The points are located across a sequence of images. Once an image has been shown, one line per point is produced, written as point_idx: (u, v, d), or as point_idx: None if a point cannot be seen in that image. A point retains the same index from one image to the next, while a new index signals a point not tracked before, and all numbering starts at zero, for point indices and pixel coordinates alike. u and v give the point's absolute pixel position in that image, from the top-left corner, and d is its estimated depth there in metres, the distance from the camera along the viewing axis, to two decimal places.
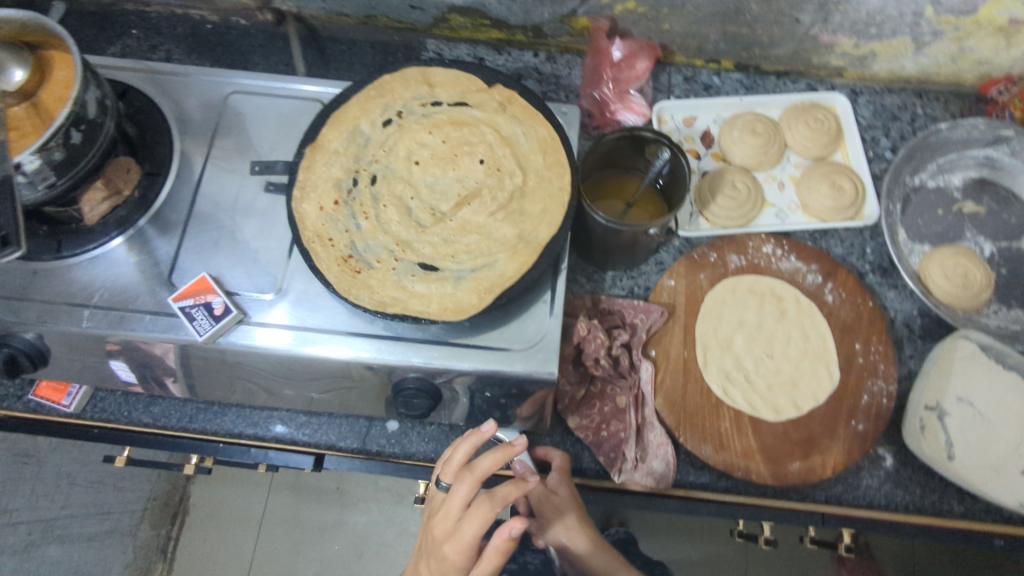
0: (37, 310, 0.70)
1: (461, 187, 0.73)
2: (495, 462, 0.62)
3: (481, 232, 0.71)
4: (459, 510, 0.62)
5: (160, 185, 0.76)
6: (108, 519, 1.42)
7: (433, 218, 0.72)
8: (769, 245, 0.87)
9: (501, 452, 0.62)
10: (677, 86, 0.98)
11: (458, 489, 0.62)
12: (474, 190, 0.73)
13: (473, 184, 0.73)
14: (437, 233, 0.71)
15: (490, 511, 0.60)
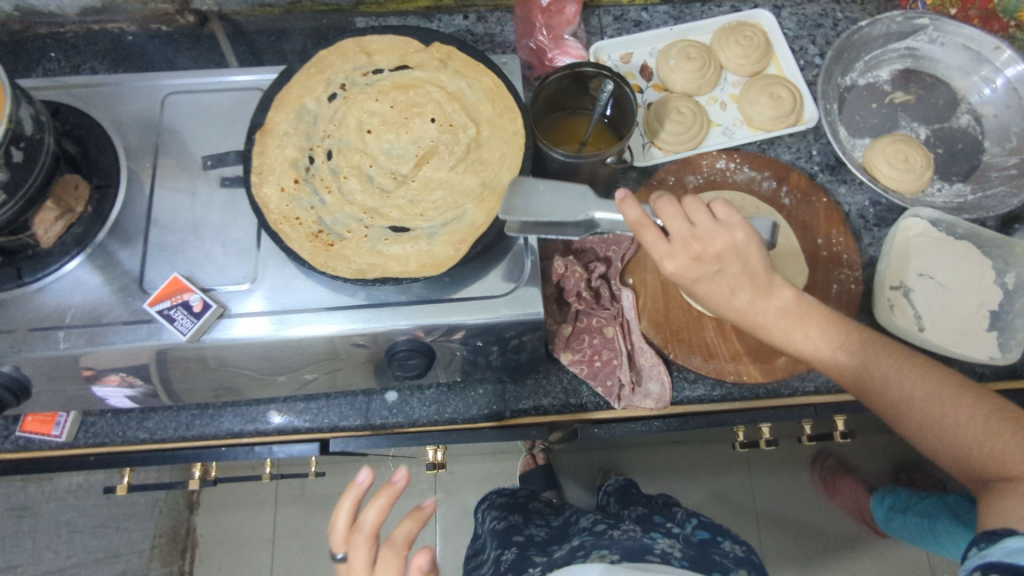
0: (10, 340, 0.69)
1: (418, 149, 0.73)
2: (382, 510, 0.61)
3: (446, 187, 0.72)
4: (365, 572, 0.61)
5: (113, 196, 0.74)
6: (117, 562, 1.39)
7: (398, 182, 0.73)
8: (722, 160, 0.91)
9: (386, 496, 0.62)
10: (608, 26, 1.00)
11: (355, 557, 0.61)
12: (431, 149, 0.73)
13: (428, 144, 0.74)
14: (403, 197, 0.72)
15: (398, 561, 0.60)
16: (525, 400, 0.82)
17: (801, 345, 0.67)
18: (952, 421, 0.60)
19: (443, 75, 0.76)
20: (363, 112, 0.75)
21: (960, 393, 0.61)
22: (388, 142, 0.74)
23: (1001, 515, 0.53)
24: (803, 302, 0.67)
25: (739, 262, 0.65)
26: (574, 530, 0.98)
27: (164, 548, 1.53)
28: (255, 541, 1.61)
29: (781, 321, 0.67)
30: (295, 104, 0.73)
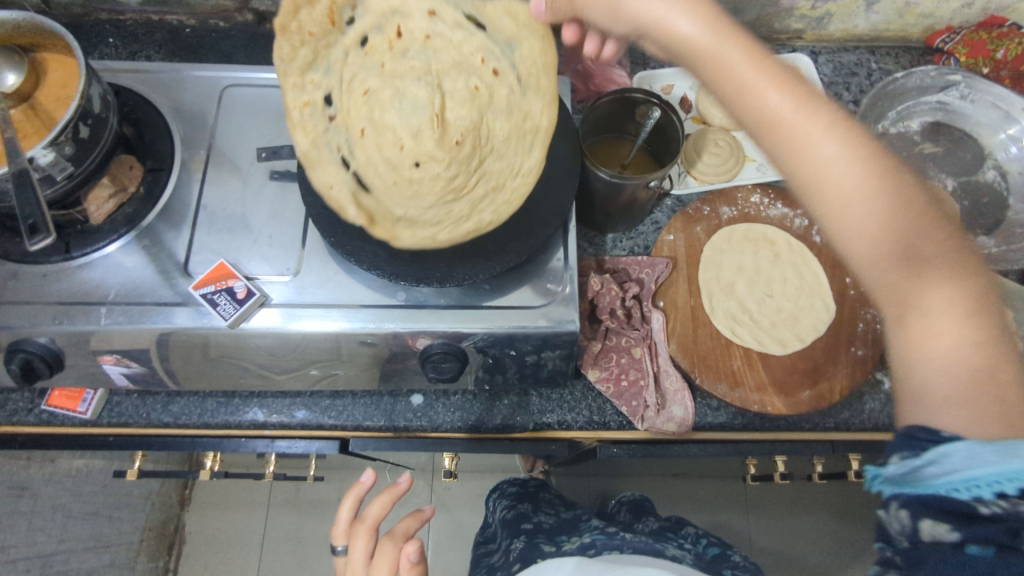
0: (52, 312, 0.69)
1: (456, 125, 0.70)
2: (383, 506, 0.70)
3: (495, 183, 0.71)
4: (363, 563, 0.67)
5: (165, 179, 0.76)
6: (107, 552, 1.37)
7: (438, 159, 0.70)
8: (757, 194, 0.92)
9: (387, 494, 0.71)
10: (651, 58, 1.04)
11: (356, 546, 0.68)
12: (479, 139, 0.72)
13: (474, 126, 0.71)
14: (447, 185, 0.70)
15: (395, 550, 0.66)
16: (549, 414, 0.82)
17: (840, 184, 0.51)
18: (943, 328, 0.48)
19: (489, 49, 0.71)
20: (388, 61, 0.70)
21: (974, 307, 0.47)
22: (417, 104, 0.69)
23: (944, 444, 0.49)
24: (833, 135, 0.52)
25: (779, 82, 0.54)
26: (584, 525, 0.98)
27: (153, 541, 1.51)
28: (246, 541, 1.59)
29: (792, 121, 0.53)
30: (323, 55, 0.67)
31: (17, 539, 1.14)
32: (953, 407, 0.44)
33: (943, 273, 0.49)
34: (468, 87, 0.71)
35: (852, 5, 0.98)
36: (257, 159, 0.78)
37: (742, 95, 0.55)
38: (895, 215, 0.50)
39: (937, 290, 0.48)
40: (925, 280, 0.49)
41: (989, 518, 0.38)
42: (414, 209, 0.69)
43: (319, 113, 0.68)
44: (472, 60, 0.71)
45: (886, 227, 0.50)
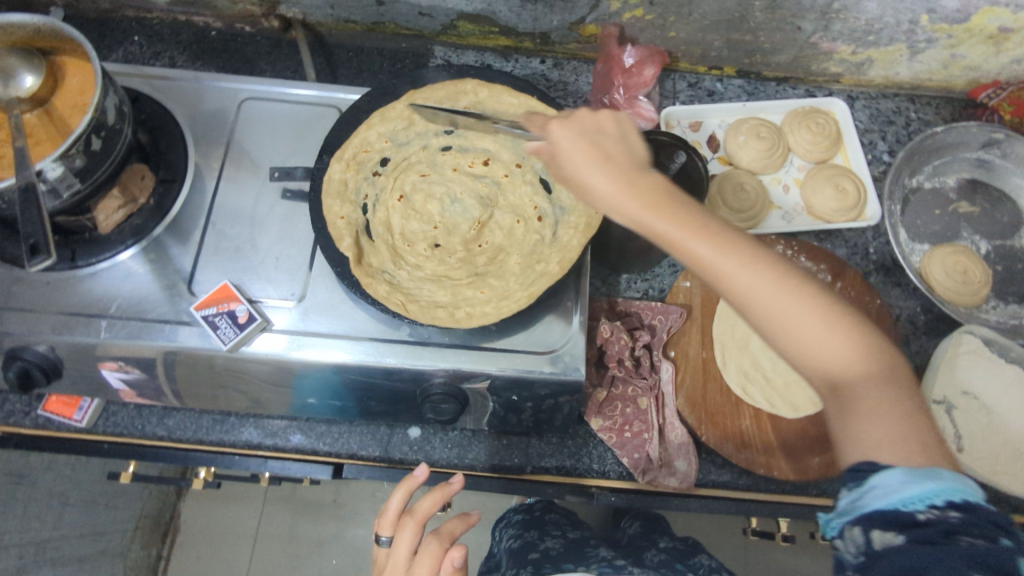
0: (53, 322, 0.69)
1: (485, 241, 0.74)
2: (436, 501, 0.63)
3: (488, 289, 0.69)
4: (405, 560, 0.60)
5: (176, 192, 0.75)
6: (101, 540, 1.35)
7: (451, 258, 0.73)
8: (780, 245, 0.89)
9: (439, 492, 0.63)
10: (682, 92, 1.01)
11: (401, 537, 0.61)
12: (498, 239, 0.74)
13: (498, 243, 0.74)
14: (447, 277, 0.71)
15: (439, 550, 0.60)
16: (547, 458, 0.81)
17: (677, 228, 0.51)
18: (809, 343, 0.49)
19: (546, 184, 0.75)
20: (460, 167, 0.77)
21: (785, 280, 0.49)
22: (467, 210, 0.75)
23: (859, 442, 0.47)
24: (686, 200, 0.53)
25: (603, 151, 0.56)
26: (592, 555, 0.92)
27: (147, 530, 1.49)
28: (237, 536, 1.56)
29: (586, 174, 0.55)
30: (400, 121, 0.75)
31: (11, 524, 1.12)
32: (877, 446, 0.46)
33: (817, 303, 0.49)
34: (512, 215, 0.75)
35: (896, 53, 0.95)
36: (270, 179, 0.76)
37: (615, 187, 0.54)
38: (743, 254, 0.50)
39: (816, 328, 0.49)
40: (790, 317, 0.49)
41: (923, 522, 0.41)
42: (404, 278, 0.71)
43: (369, 167, 0.75)
44: (524, 187, 0.76)
45: (747, 270, 0.50)
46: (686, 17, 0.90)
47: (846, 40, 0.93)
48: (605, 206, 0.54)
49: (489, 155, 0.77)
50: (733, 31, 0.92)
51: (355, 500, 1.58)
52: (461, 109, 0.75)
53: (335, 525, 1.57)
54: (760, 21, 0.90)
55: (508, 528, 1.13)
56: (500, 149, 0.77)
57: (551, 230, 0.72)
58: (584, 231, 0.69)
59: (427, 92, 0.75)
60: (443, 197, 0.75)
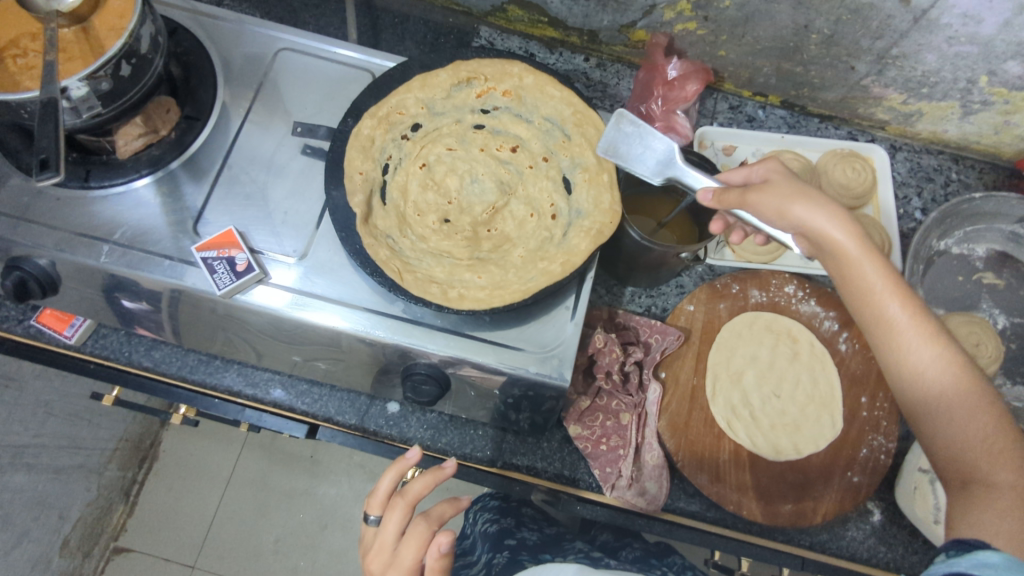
0: (56, 238, 0.69)
1: (495, 226, 0.73)
2: (427, 483, 0.62)
3: (486, 276, 0.68)
4: (393, 539, 0.61)
5: (198, 130, 0.75)
6: (79, 454, 1.37)
7: (457, 237, 0.71)
8: (792, 285, 0.88)
9: (431, 475, 0.63)
10: (721, 113, 0.99)
11: (389, 518, 0.61)
12: (510, 228, 0.73)
13: (508, 232, 0.72)
14: (450, 254, 0.70)
15: (427, 533, 0.59)
16: (520, 456, 0.81)
17: (864, 258, 0.58)
18: (988, 450, 0.54)
19: (567, 183, 0.74)
20: (488, 148, 0.75)
21: (975, 397, 0.56)
22: (484, 192, 0.73)
23: (973, 526, 0.50)
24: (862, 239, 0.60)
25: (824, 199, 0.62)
26: (569, 546, 0.94)
27: (126, 453, 1.50)
28: (211, 475, 1.57)
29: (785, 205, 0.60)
30: (440, 91, 0.74)
31: None
32: (1002, 519, 0.50)
33: (955, 365, 0.56)
34: (528, 207, 0.73)
35: (948, 109, 0.92)
36: (292, 133, 0.76)
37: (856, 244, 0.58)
38: (918, 313, 0.58)
39: (952, 382, 0.56)
40: (935, 372, 0.57)
41: None
42: (407, 247, 0.70)
43: (399, 129, 0.74)
44: (545, 181, 0.74)
45: (926, 342, 0.57)
46: (739, 39, 0.88)
47: (898, 88, 0.90)
48: (786, 213, 0.60)
49: (518, 143, 0.76)
50: (785, 61, 0.90)
51: (331, 459, 1.60)
52: (502, 92, 0.75)
53: (308, 480, 1.58)
54: (814, 54, 0.87)
55: (484, 512, 1.11)
56: (531, 138, 0.75)
57: (563, 230, 0.71)
58: (594, 237, 0.68)
59: (473, 66, 0.74)
60: (465, 175, 0.74)
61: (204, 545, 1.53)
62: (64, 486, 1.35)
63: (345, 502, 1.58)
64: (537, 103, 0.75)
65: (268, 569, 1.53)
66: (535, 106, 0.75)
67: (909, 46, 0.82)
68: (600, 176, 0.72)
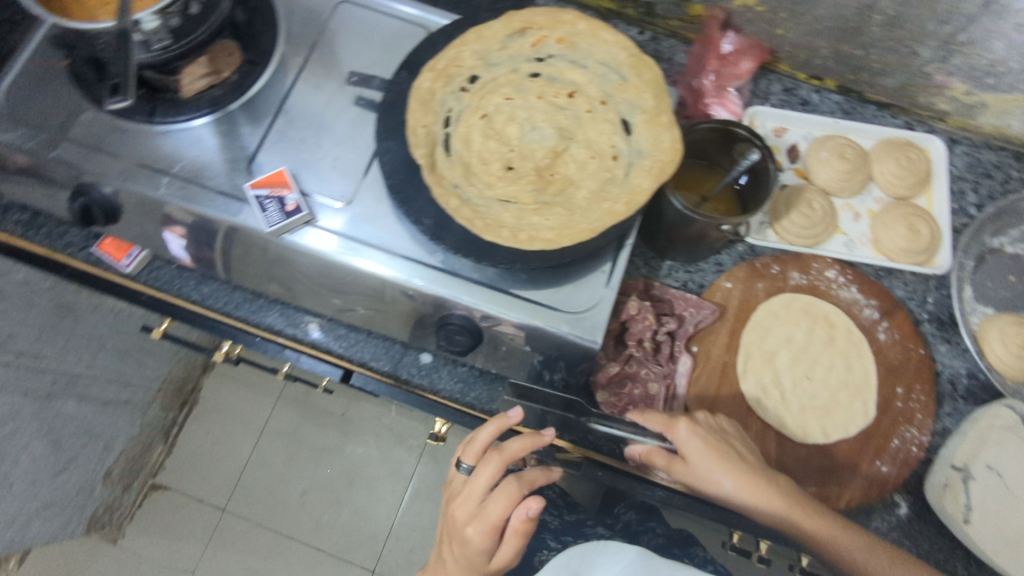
0: (121, 167, 0.73)
1: (557, 170, 0.73)
2: (526, 446, 0.69)
3: (554, 218, 0.69)
4: (482, 491, 0.68)
5: (258, 74, 0.78)
6: (125, 390, 1.44)
7: (522, 183, 0.71)
8: (833, 270, 0.88)
9: (530, 440, 0.70)
10: (774, 94, 0.98)
11: (483, 471, 0.68)
12: (571, 171, 0.73)
13: (570, 176, 0.72)
14: (516, 200, 0.70)
15: (517, 493, 0.66)
16: (546, 417, 0.82)
17: (748, 499, 0.72)
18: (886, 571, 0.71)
19: (628, 125, 0.73)
20: (545, 95, 0.75)
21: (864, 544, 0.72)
22: (544, 138, 0.74)
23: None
24: (751, 495, 0.72)
25: (726, 448, 0.74)
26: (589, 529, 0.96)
27: (169, 394, 1.59)
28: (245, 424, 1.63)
29: (717, 481, 0.73)
30: (495, 42, 0.75)
31: (51, 352, 1.18)
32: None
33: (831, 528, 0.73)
34: (588, 150, 0.73)
35: (1014, 103, 0.89)
36: (347, 83, 0.78)
37: (739, 490, 0.73)
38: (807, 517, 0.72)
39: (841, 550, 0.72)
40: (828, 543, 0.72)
41: None
42: (475, 196, 0.71)
43: (457, 81, 0.74)
44: (605, 125, 0.74)
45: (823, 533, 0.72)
46: (799, 17, 0.86)
47: (962, 77, 0.87)
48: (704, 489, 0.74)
49: (574, 89, 0.75)
50: (845, 42, 0.88)
51: (361, 419, 1.63)
52: (556, 39, 0.75)
53: (337, 438, 1.62)
54: (876, 36, 0.85)
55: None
56: (588, 83, 0.75)
57: (624, 172, 0.71)
58: (657, 175, 0.69)
59: (526, 16, 0.75)
60: (523, 123, 0.74)
61: (234, 492, 1.59)
62: (109, 418, 1.42)
63: (370, 463, 1.62)
64: (591, 48, 0.75)
65: (295, 521, 1.58)
66: (590, 52, 0.75)
67: (977, 32, 0.79)
68: (659, 117, 0.72)
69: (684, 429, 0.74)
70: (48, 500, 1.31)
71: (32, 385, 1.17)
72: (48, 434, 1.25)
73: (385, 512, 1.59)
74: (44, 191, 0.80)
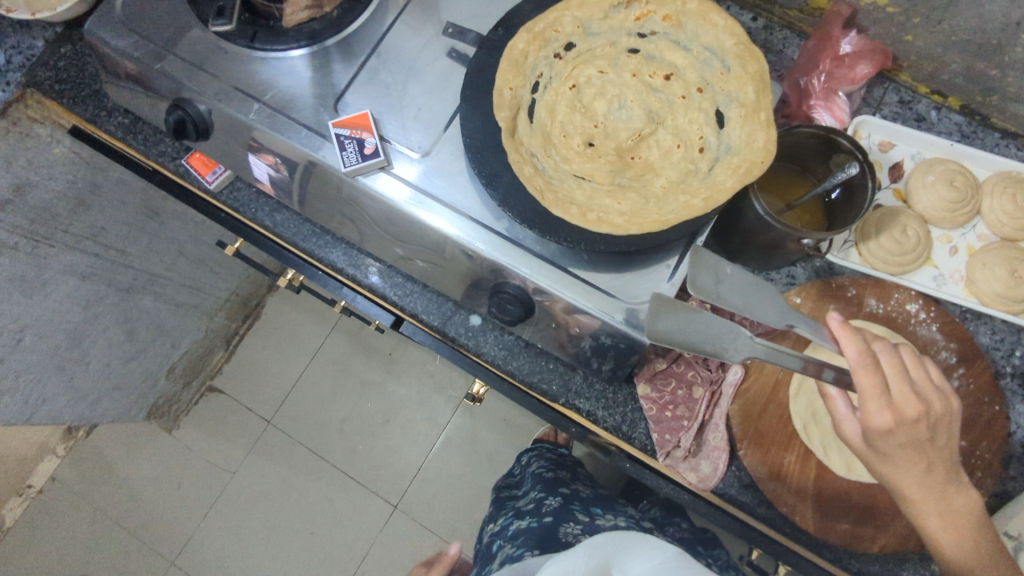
0: (216, 87, 0.75)
1: (639, 154, 0.71)
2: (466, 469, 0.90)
3: (627, 203, 0.68)
4: None
5: (358, 13, 0.78)
6: (197, 295, 1.52)
7: (600, 161, 0.70)
8: (915, 304, 0.82)
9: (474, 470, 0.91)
10: (888, 105, 0.91)
11: None
12: (653, 157, 0.71)
13: (652, 161, 0.71)
14: (591, 178, 0.69)
15: None
16: (583, 399, 0.81)
17: (911, 487, 0.64)
18: None
19: (722, 117, 0.69)
20: (640, 74, 0.72)
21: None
22: (632, 118, 0.71)
23: None
24: (917, 482, 0.63)
25: (922, 452, 0.63)
26: (620, 509, 0.97)
27: (234, 306, 1.68)
28: (299, 347, 1.71)
29: (890, 465, 0.64)
30: (598, 10, 0.72)
31: (136, 248, 1.26)
32: None
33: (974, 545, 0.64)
34: (675, 137, 0.71)
35: None
36: (442, 34, 0.77)
37: (907, 475, 0.63)
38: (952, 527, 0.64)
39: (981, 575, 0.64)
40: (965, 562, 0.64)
41: None
42: (551, 167, 0.70)
43: (553, 47, 0.73)
44: (697, 113, 0.71)
45: (962, 546, 0.64)
46: (933, 24, 0.79)
47: None
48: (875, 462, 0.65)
49: (672, 71, 0.72)
50: (980, 59, 0.80)
51: (408, 362, 1.68)
52: (662, 16, 0.71)
53: (381, 374, 1.68)
54: (1017, 57, 0.77)
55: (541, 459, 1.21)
56: (687, 66, 0.71)
57: (708, 166, 0.69)
58: (742, 175, 0.65)
59: None
60: (613, 99, 0.72)
61: (281, 408, 1.68)
62: (180, 319, 1.51)
63: (409, 405, 1.67)
64: (698, 30, 0.70)
65: (331, 445, 1.65)
66: (696, 33, 0.70)
67: None
68: (757, 114, 0.67)
69: (891, 418, 0.60)
70: (116, 383, 1.42)
71: (117, 278, 1.25)
72: (125, 323, 1.34)
73: (416, 454, 1.64)
74: (147, 100, 0.84)
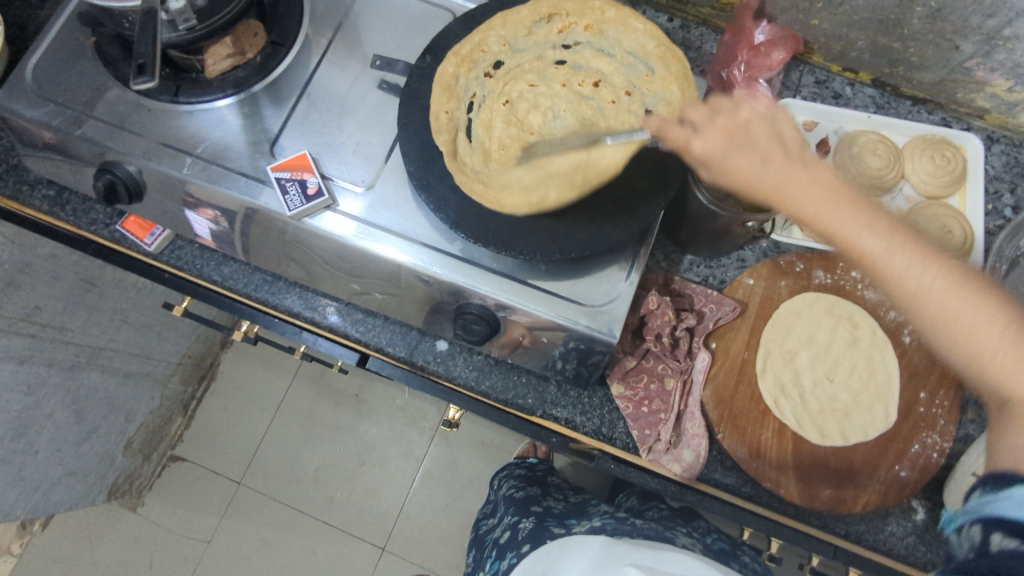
0: (144, 146, 0.73)
1: None
2: None
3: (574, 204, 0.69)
4: None
5: (282, 56, 0.77)
6: (147, 363, 1.47)
7: None
8: None
9: None
10: (806, 87, 0.95)
11: None
12: None
13: None
14: None
15: None
16: (560, 408, 0.81)
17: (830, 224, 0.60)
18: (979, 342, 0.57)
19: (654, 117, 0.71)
20: (570, 84, 0.74)
21: (947, 281, 0.59)
22: (568, 128, 0.72)
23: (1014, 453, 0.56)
24: (827, 206, 0.61)
25: (788, 158, 0.63)
26: (595, 510, 0.97)
27: (188, 368, 1.62)
28: (262, 401, 1.65)
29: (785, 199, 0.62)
30: (522, 28, 0.74)
31: (76, 323, 1.20)
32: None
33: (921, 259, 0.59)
34: None
35: None
36: (371, 66, 0.77)
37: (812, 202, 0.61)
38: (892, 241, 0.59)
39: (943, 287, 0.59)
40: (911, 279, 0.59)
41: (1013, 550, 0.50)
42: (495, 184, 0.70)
43: (482, 67, 0.74)
44: (628, 117, 0.72)
45: (912, 266, 0.59)
46: (835, 6, 0.83)
47: (1004, 74, 0.84)
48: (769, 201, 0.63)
49: (599, 78, 0.74)
50: (882, 34, 0.85)
51: (376, 399, 1.66)
52: (584, 27, 0.74)
53: (350, 416, 1.64)
54: (915, 29, 0.82)
55: (509, 481, 1.24)
56: (614, 72, 0.73)
57: (647, 161, 0.70)
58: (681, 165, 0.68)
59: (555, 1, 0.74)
60: (546, 111, 0.73)
61: (250, 465, 1.62)
62: (131, 391, 1.45)
63: (383, 442, 1.63)
64: (619, 37, 0.74)
65: (307, 495, 1.60)
66: (617, 40, 0.74)
67: None
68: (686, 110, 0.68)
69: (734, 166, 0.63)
70: (69, 467, 1.35)
71: (57, 356, 1.19)
72: (72, 404, 1.28)
73: (397, 491, 1.60)
74: (71, 168, 0.81)
